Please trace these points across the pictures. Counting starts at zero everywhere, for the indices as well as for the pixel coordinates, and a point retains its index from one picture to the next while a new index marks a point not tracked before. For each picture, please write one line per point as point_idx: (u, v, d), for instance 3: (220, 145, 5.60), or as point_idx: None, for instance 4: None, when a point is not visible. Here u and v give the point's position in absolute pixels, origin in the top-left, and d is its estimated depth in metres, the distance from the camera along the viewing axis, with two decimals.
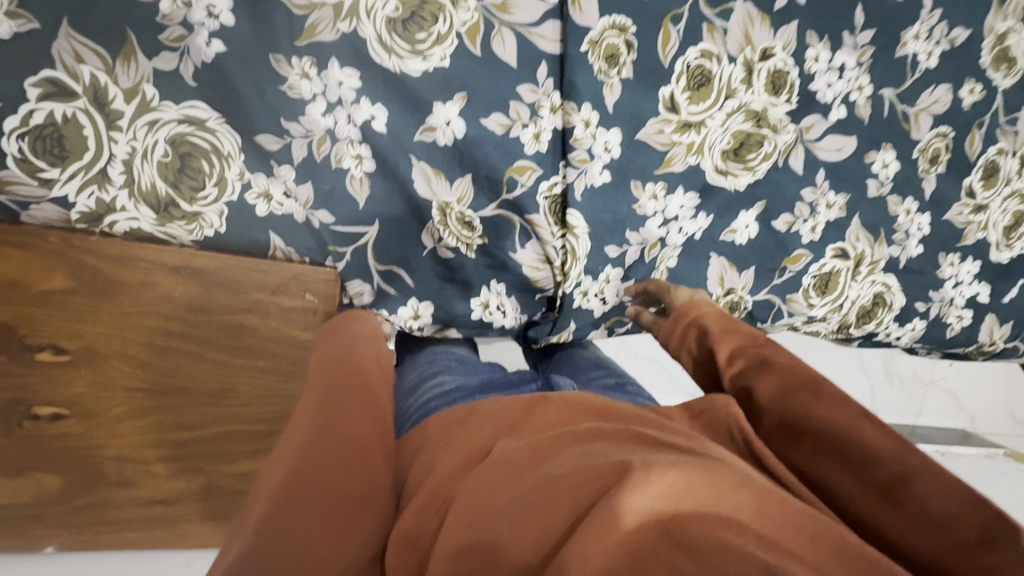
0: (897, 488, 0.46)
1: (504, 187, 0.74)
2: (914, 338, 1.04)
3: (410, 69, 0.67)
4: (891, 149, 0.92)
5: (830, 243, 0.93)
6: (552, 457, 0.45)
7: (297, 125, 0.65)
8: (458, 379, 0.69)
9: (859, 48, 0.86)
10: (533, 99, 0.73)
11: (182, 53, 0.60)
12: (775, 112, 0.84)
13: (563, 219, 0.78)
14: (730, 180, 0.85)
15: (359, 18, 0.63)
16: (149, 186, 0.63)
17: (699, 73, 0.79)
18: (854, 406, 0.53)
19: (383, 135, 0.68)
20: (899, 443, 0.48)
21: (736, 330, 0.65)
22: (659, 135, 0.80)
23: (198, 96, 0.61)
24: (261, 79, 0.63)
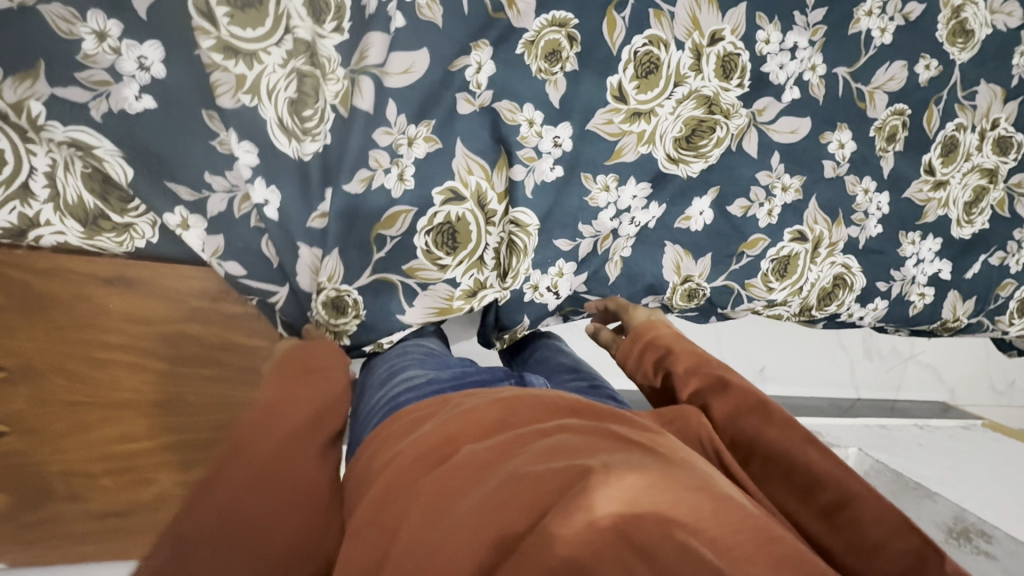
0: (838, 511, 0.47)
1: (373, 247, 0.71)
2: (877, 317, 1.03)
3: (308, 153, 0.66)
4: (846, 129, 0.91)
5: (787, 227, 0.92)
6: (519, 454, 0.41)
7: (222, 179, 0.64)
8: (429, 373, 0.66)
9: (810, 27, 0.85)
10: (471, 109, 0.72)
11: (100, 95, 0.58)
12: (727, 97, 0.83)
13: (454, 244, 0.74)
14: (682, 168, 0.84)
15: (260, 97, 0.62)
16: (74, 199, 0.61)
17: (647, 60, 0.78)
18: (800, 428, 0.53)
19: (276, 222, 0.66)
20: (840, 467, 0.49)
21: (693, 353, 0.67)
22: (609, 126, 0.78)
23: (96, 126, 0.59)
24: (176, 134, 0.61)
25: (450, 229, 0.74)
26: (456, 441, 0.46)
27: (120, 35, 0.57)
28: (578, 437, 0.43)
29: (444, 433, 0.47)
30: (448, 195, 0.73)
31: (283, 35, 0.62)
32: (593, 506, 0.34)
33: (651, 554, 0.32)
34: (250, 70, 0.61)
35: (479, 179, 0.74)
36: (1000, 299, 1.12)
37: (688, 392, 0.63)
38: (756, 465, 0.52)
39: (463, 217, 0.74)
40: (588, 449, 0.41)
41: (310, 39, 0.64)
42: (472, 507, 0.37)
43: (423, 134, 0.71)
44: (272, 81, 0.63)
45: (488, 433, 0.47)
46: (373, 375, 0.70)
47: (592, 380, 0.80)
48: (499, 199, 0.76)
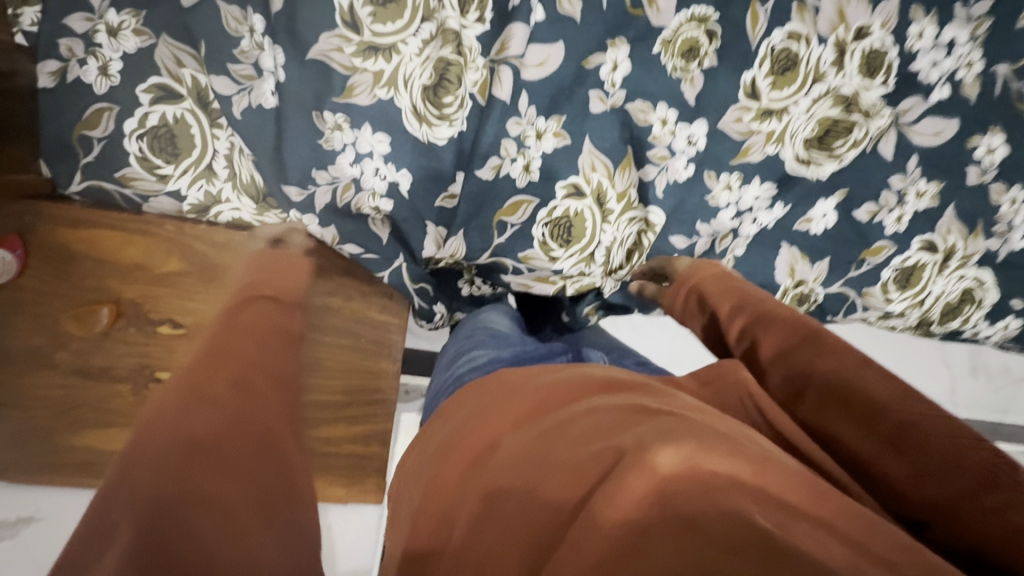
0: (903, 434, 0.45)
1: (495, 232, 0.75)
2: (1005, 336, 0.96)
3: (438, 137, 0.70)
4: (999, 132, 0.84)
5: (917, 235, 0.87)
6: (554, 440, 0.41)
7: (325, 173, 0.68)
8: (490, 352, 0.67)
9: (972, 21, 0.78)
10: (602, 108, 0.73)
11: (243, 90, 0.65)
12: (868, 96, 0.78)
13: (569, 237, 0.76)
14: (813, 169, 0.80)
15: (396, 87, 0.67)
16: (246, 178, 0.69)
17: (784, 57, 0.75)
18: (854, 354, 0.52)
19: (410, 200, 0.72)
20: (901, 390, 0.48)
21: (738, 294, 0.67)
22: (738, 124, 0.77)
23: (240, 122, 0.65)
24: (300, 135, 0.66)
25: (567, 222, 0.76)
26: (493, 431, 0.45)
27: (263, 32, 0.63)
28: (613, 416, 0.42)
29: (481, 424, 0.46)
30: (571, 190, 0.74)
31: (422, 23, 0.66)
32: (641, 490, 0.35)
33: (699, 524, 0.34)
34: (387, 64, 0.66)
35: (601, 177, 0.75)
36: None
37: (738, 330, 0.64)
38: (810, 398, 0.52)
39: (581, 213, 0.75)
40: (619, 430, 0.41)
41: (456, 28, 0.67)
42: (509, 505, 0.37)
43: (553, 129, 0.72)
44: (408, 71, 0.67)
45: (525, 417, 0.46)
46: (446, 356, 0.75)
47: (636, 355, 0.81)
48: (618, 199, 0.76)
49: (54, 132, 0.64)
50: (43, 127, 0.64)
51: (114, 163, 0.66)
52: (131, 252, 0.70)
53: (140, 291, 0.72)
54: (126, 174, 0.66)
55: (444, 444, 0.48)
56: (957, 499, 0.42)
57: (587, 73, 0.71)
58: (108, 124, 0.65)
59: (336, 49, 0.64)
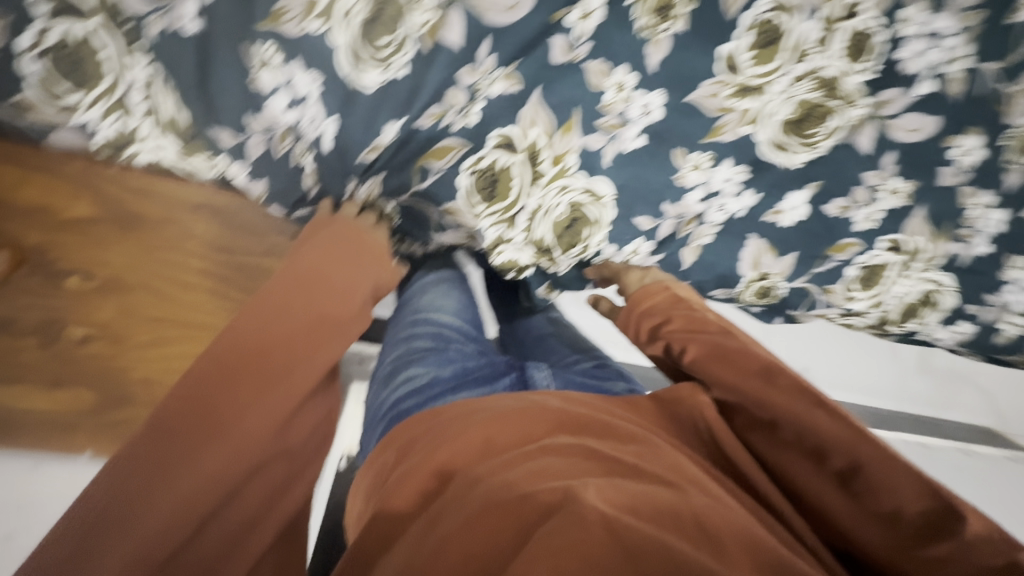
0: (851, 478, 0.46)
1: (415, 177, 0.67)
2: (957, 340, 0.97)
3: (366, 84, 0.62)
4: (977, 134, 0.82)
5: (884, 235, 0.85)
6: (506, 476, 0.41)
7: (258, 120, 0.62)
8: (429, 372, 0.61)
9: (961, 12, 0.75)
10: (564, 61, 0.66)
11: (159, 10, 0.56)
12: (849, 83, 0.75)
13: (493, 193, 0.69)
14: (785, 156, 0.76)
15: (331, 21, 0.59)
16: (172, 114, 0.60)
17: (768, 29, 0.70)
18: (807, 394, 0.51)
19: (328, 155, 0.64)
20: (851, 431, 0.47)
21: (692, 320, 0.64)
22: (713, 99, 0.72)
23: (161, 51, 0.57)
24: (224, 69, 0.59)
25: (493, 176, 0.69)
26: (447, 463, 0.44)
27: None
28: (563, 459, 0.43)
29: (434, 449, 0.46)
30: (503, 142, 0.68)
31: None
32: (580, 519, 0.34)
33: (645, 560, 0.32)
34: None
35: (539, 134, 0.68)
36: None
37: (690, 358, 0.60)
38: (763, 435, 0.52)
39: (509, 168, 0.69)
40: (572, 476, 0.40)
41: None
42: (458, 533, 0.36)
43: (504, 74, 0.65)
44: (347, 5, 0.59)
45: (479, 453, 0.45)
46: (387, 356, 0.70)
47: (594, 356, 0.77)
48: (552, 161, 0.70)
49: None
50: None
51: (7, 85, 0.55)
52: (31, 192, 0.61)
53: (44, 238, 0.63)
54: (22, 99, 0.56)
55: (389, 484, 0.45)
56: (900, 547, 0.43)
57: (554, 26, 0.64)
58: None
59: None
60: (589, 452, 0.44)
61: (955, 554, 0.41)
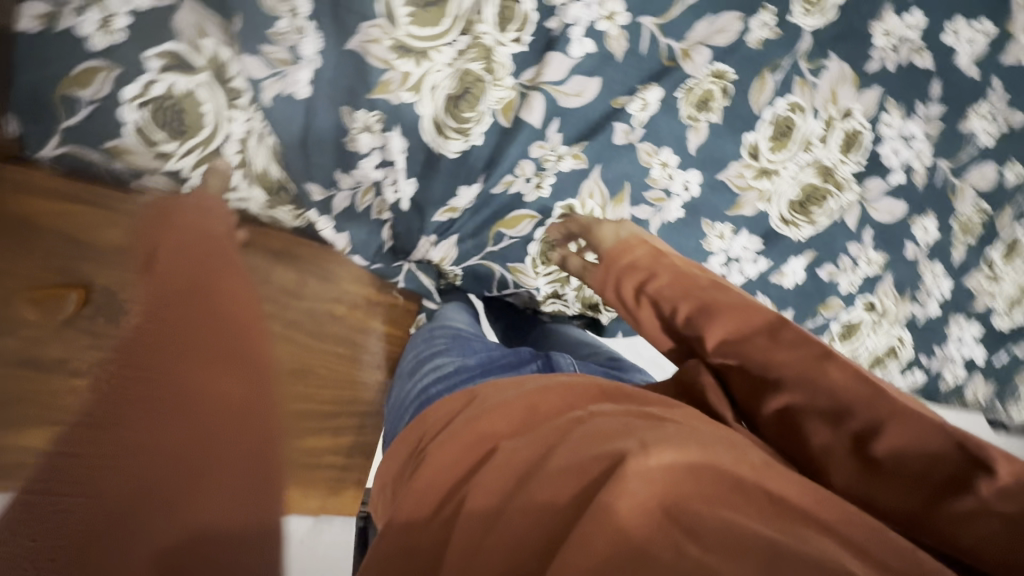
0: (868, 438, 0.43)
1: (490, 241, 0.74)
2: (912, 386, 1.12)
3: (450, 149, 0.67)
4: (933, 217, 0.99)
5: (862, 296, 1.00)
6: (555, 444, 0.41)
7: (348, 177, 0.66)
8: (457, 360, 0.64)
9: (928, 120, 0.91)
10: (623, 142, 0.75)
11: (276, 75, 0.59)
12: (843, 171, 0.89)
13: (552, 256, 0.77)
14: (793, 230, 0.89)
15: (421, 94, 0.64)
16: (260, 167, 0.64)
17: (784, 124, 0.83)
18: (816, 346, 0.49)
19: (406, 214, 0.70)
20: (866, 386, 0.45)
21: (681, 276, 0.60)
22: (739, 179, 0.83)
23: (267, 110, 0.61)
24: (324, 126, 0.63)
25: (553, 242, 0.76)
26: (497, 433, 0.46)
27: (308, 16, 0.58)
28: (611, 421, 0.44)
29: (478, 424, 0.47)
30: (566, 212, 0.75)
31: (458, 35, 0.63)
32: (634, 493, 0.35)
33: (697, 531, 0.34)
34: (417, 68, 0.63)
35: (595, 205, 0.77)
36: None
37: (683, 317, 0.57)
38: (770, 396, 0.50)
39: None
40: (623, 435, 0.41)
41: (490, 45, 0.65)
42: (523, 503, 0.38)
43: (572, 152, 0.73)
44: (436, 80, 0.64)
45: (525, 422, 0.47)
46: (406, 365, 0.71)
47: (608, 351, 0.76)
48: None
49: (27, 85, 0.53)
50: (14, 75, 0.52)
51: (105, 130, 0.57)
52: None
53: None
54: (119, 145, 0.58)
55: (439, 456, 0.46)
56: (918, 504, 0.39)
57: (616, 112, 0.73)
58: (102, 87, 0.55)
59: (375, 41, 0.60)
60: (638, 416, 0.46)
61: (981, 505, 0.37)
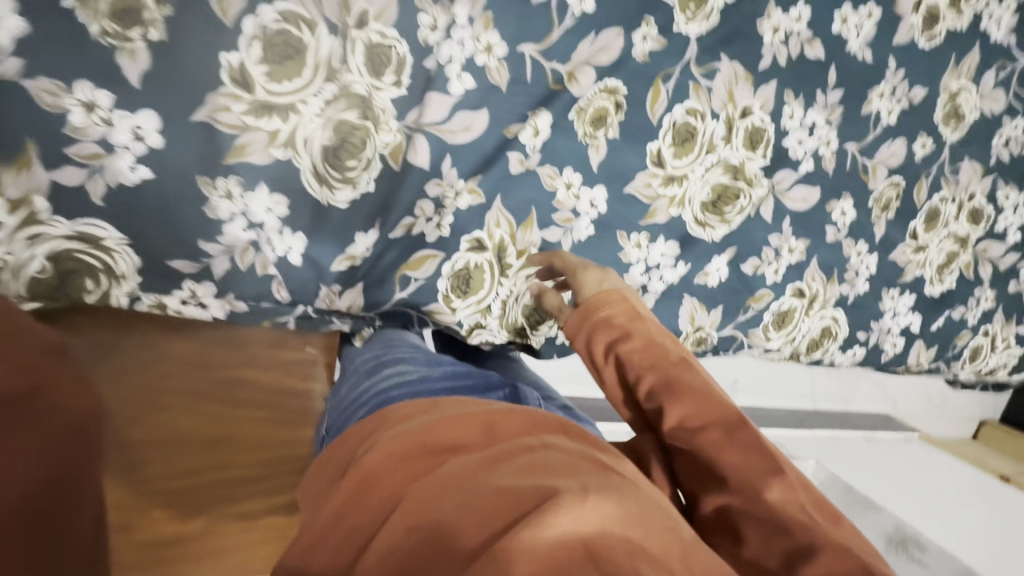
0: (798, 560, 0.49)
1: (396, 284, 0.72)
2: (854, 362, 1.14)
3: (338, 200, 0.66)
4: (849, 198, 1.00)
5: (790, 283, 1.01)
6: (500, 468, 0.42)
7: (217, 244, 0.62)
8: (421, 371, 0.65)
9: (828, 107, 0.93)
10: (519, 169, 0.75)
11: (93, 171, 0.57)
12: (751, 167, 0.90)
13: (468, 289, 0.76)
14: (708, 232, 0.90)
15: (294, 148, 0.62)
16: (108, 265, 0.60)
17: (684, 130, 0.83)
18: (766, 459, 0.54)
19: (297, 268, 0.66)
20: (801, 509, 0.51)
21: (651, 345, 0.63)
22: (646, 189, 0.84)
23: (98, 212, 0.58)
24: (173, 206, 0.60)
25: (467, 275, 0.76)
26: (456, 443, 0.46)
27: (111, 107, 0.55)
28: (561, 456, 0.44)
29: (434, 432, 0.47)
30: (474, 244, 0.75)
31: (324, 83, 0.61)
32: (561, 526, 0.35)
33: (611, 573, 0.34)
34: (283, 123, 0.61)
35: (503, 233, 0.77)
36: (956, 347, 1.24)
37: (646, 389, 0.61)
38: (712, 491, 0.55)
39: (481, 266, 0.76)
40: (570, 471, 0.41)
41: (364, 94, 0.64)
42: (463, 504, 0.38)
43: (468, 187, 0.73)
44: (308, 131, 0.62)
45: (480, 439, 0.47)
46: (355, 364, 0.70)
47: (561, 399, 0.81)
48: (518, 255, 0.78)
49: None
50: None
51: None
52: None
53: None
54: None
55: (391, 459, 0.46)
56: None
57: (509, 141, 0.73)
58: None
59: (223, 108, 0.58)
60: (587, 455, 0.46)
61: None
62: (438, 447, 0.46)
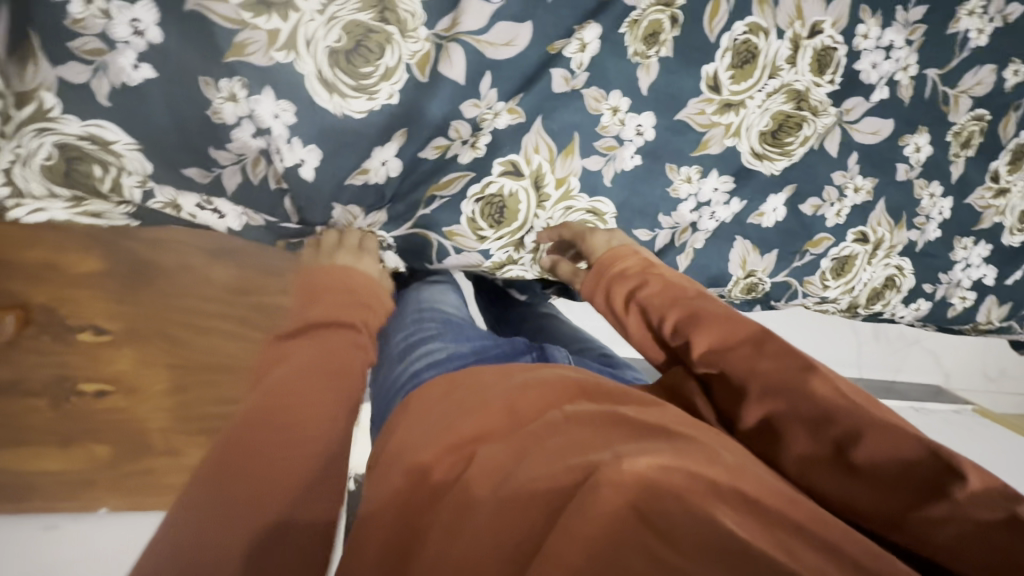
0: (848, 445, 0.44)
1: (422, 204, 0.69)
2: (917, 317, 1.06)
3: (353, 110, 0.61)
4: (925, 132, 0.91)
5: (853, 227, 0.93)
6: (531, 455, 0.40)
7: (225, 152, 0.59)
8: (449, 348, 0.61)
9: (908, 26, 0.83)
10: (564, 90, 0.70)
11: (97, 69, 0.53)
12: (817, 93, 0.81)
13: (500, 218, 0.73)
14: (766, 165, 0.83)
15: (298, 51, 0.57)
16: (119, 165, 0.57)
17: (744, 49, 0.75)
18: (797, 359, 0.50)
19: (310, 183, 0.62)
20: (843, 397, 0.47)
21: (670, 287, 0.60)
22: (700, 116, 0.77)
23: (108, 113, 0.55)
24: (179, 103, 0.56)
25: (500, 202, 0.72)
26: (476, 429, 0.44)
27: None
28: (590, 430, 0.42)
29: (453, 420, 0.45)
30: (508, 168, 0.71)
31: None
32: (606, 503, 0.35)
33: (664, 528, 0.34)
34: (284, 23, 0.56)
35: (542, 159, 0.72)
36: None
37: (670, 326, 0.58)
38: (750, 405, 0.50)
39: (516, 194, 0.72)
40: (601, 444, 0.40)
41: None
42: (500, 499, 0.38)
43: (508, 108, 0.68)
44: (311, 31, 0.57)
45: (507, 421, 0.45)
46: (389, 347, 0.66)
47: (598, 348, 0.78)
48: (555, 185, 0.74)
49: None
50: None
51: None
52: (35, 252, 0.61)
53: (52, 294, 0.63)
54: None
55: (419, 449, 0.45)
56: (896, 507, 0.42)
57: (553, 59, 0.68)
58: None
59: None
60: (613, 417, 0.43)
61: (954, 511, 0.40)
62: (459, 435, 0.44)
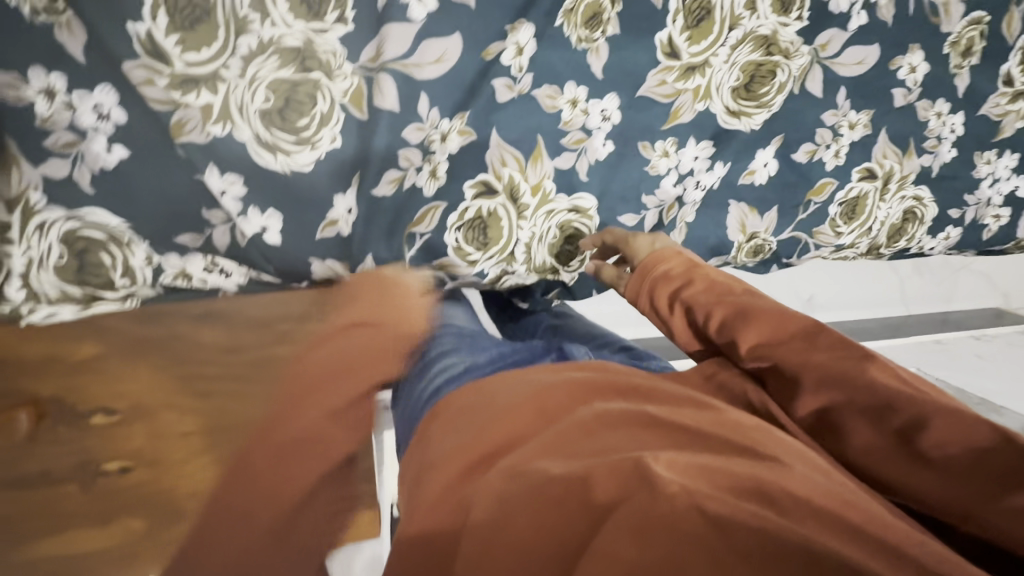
0: (914, 435, 0.42)
1: (404, 245, 0.68)
2: (948, 247, 0.99)
3: (299, 164, 0.61)
4: (918, 50, 0.84)
5: (856, 166, 0.87)
6: (565, 453, 0.39)
7: (218, 211, 0.60)
8: (466, 360, 0.60)
9: None
10: (511, 96, 0.68)
11: (74, 161, 0.55)
12: (786, 33, 0.76)
13: (485, 239, 0.71)
14: (744, 121, 0.79)
15: (233, 120, 0.57)
16: (114, 239, 0.58)
17: (696, 7, 0.71)
18: (852, 348, 0.48)
19: (278, 247, 0.63)
20: (906, 384, 0.44)
21: (715, 283, 0.58)
22: (662, 87, 0.73)
23: (95, 199, 0.57)
24: (157, 175, 0.58)
25: (481, 223, 0.71)
26: (508, 432, 0.43)
27: (68, 88, 0.53)
28: (620, 430, 0.41)
29: (484, 427, 0.44)
30: (481, 188, 0.69)
31: (238, 39, 0.56)
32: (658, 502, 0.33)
33: (721, 522, 0.32)
34: (214, 96, 0.56)
35: (512, 170, 0.70)
36: None
37: (718, 323, 0.54)
38: (805, 398, 0.47)
39: (495, 212, 0.71)
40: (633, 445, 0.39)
41: (300, 44, 0.58)
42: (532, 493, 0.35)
43: (457, 127, 0.67)
44: (240, 97, 0.57)
45: (535, 421, 0.44)
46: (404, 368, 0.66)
47: (618, 343, 0.76)
48: (531, 192, 0.72)
49: None
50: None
51: None
52: (31, 350, 0.61)
53: (54, 386, 0.63)
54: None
55: (447, 455, 0.43)
56: (973, 498, 0.39)
57: (488, 65, 0.66)
58: None
59: (146, 83, 0.55)
60: (646, 419, 0.42)
61: None
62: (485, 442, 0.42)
